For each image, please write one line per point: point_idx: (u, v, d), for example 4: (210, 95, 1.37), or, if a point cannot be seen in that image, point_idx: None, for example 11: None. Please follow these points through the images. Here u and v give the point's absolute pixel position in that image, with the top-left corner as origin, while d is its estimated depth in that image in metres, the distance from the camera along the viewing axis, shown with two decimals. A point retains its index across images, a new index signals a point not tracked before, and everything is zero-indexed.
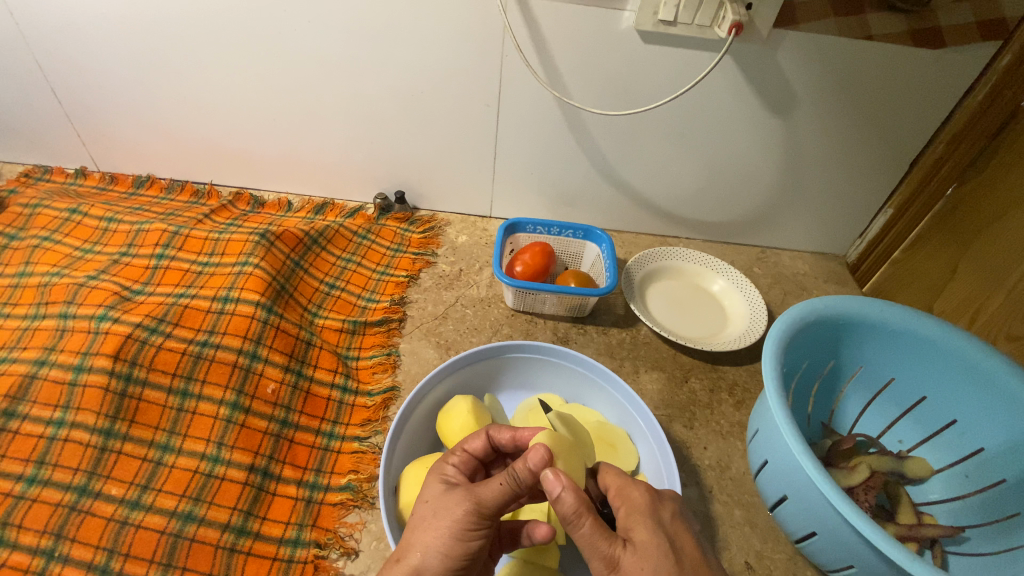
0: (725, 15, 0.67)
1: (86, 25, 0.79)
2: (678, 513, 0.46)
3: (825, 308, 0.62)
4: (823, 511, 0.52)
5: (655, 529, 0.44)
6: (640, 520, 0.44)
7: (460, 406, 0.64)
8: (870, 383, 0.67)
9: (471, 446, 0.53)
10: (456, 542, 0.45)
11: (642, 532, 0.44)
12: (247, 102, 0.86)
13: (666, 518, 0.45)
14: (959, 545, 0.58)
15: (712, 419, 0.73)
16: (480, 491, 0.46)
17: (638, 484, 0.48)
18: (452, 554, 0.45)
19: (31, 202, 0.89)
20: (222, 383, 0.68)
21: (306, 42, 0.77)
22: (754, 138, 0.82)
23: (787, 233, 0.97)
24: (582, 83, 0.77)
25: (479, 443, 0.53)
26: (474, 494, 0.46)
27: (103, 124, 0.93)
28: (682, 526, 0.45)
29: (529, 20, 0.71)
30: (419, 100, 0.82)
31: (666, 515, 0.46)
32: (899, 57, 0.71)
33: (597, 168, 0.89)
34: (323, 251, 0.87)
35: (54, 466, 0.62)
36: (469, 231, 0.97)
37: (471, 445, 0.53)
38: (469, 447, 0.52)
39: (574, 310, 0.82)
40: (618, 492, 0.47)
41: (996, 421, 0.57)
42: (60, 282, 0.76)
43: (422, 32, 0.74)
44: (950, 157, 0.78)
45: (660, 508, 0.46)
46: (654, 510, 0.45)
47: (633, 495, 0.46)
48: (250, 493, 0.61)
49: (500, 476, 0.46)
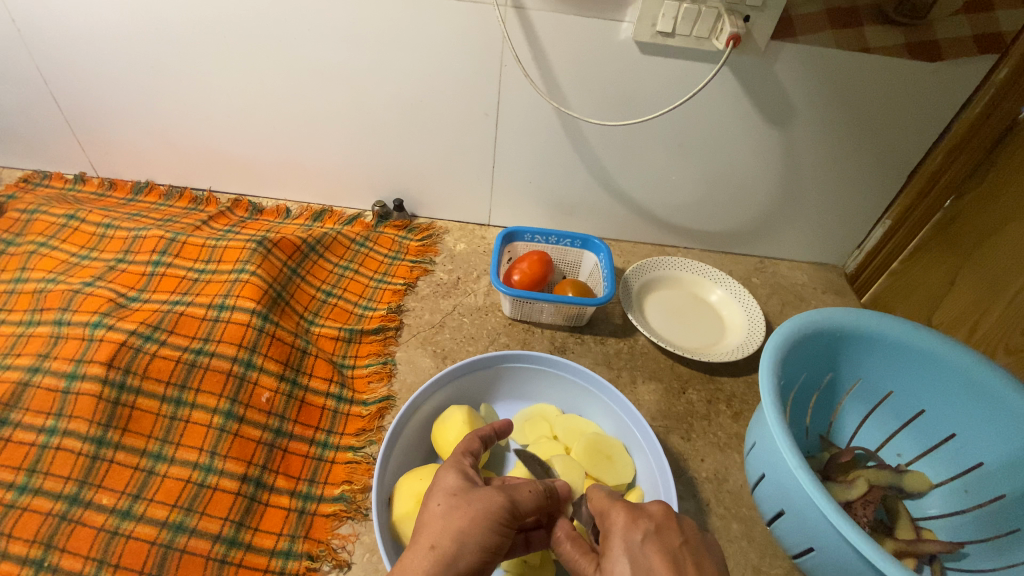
0: (723, 26, 0.67)
1: (87, 32, 0.79)
2: (654, 530, 0.43)
3: (823, 320, 0.61)
4: (821, 528, 0.52)
5: (624, 550, 0.42)
6: (614, 542, 0.43)
7: (444, 423, 0.64)
8: (869, 396, 0.66)
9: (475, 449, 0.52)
10: (491, 532, 0.43)
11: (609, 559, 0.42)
12: (246, 109, 0.86)
13: (639, 538, 0.42)
14: (959, 560, 0.57)
15: (709, 431, 0.73)
16: (516, 493, 0.46)
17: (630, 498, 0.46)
18: (471, 552, 0.42)
19: (29, 208, 0.89)
20: (216, 391, 0.67)
21: (307, 50, 0.78)
22: (752, 148, 0.82)
23: (786, 244, 0.97)
24: (581, 94, 0.78)
25: (480, 445, 0.53)
26: (510, 494, 0.46)
27: (103, 130, 0.93)
28: (655, 546, 0.41)
29: (528, 30, 0.71)
30: (419, 109, 0.83)
31: (638, 537, 0.42)
32: (896, 70, 0.71)
33: (596, 178, 0.89)
34: (321, 258, 0.87)
35: (45, 474, 0.61)
36: (467, 240, 0.97)
37: (475, 445, 0.52)
38: (473, 449, 0.52)
39: (571, 319, 0.81)
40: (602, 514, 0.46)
41: (995, 437, 0.57)
42: (56, 288, 0.76)
43: (421, 41, 0.75)
44: (948, 169, 0.78)
45: (632, 528, 0.43)
46: (625, 531, 0.43)
47: (614, 514, 0.45)
48: (242, 503, 0.61)
49: (532, 486, 0.48)
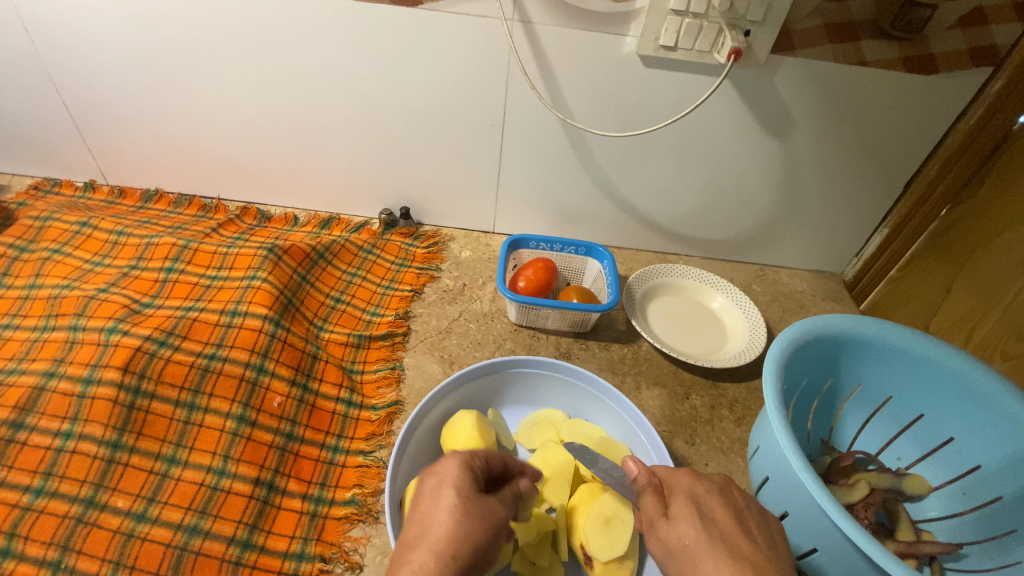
0: (725, 41, 0.69)
1: (102, 42, 0.81)
2: (718, 490, 0.50)
3: (824, 326, 0.63)
4: (825, 529, 0.53)
5: (691, 502, 0.48)
6: (678, 496, 0.49)
7: (451, 429, 0.65)
8: (869, 401, 0.68)
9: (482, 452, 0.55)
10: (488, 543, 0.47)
11: (678, 507, 0.48)
12: (257, 118, 0.88)
13: (702, 491, 0.49)
14: (958, 562, 0.58)
15: (713, 436, 0.74)
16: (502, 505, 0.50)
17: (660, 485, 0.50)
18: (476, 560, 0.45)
19: (41, 215, 0.90)
20: (229, 396, 0.68)
21: (317, 61, 0.79)
22: (753, 158, 0.84)
23: (786, 251, 0.99)
24: (586, 105, 0.80)
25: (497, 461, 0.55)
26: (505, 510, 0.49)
27: (114, 139, 0.94)
28: (719, 500, 0.49)
29: (534, 43, 0.73)
30: (426, 119, 0.84)
31: (703, 491, 0.49)
32: (892, 83, 0.73)
33: (600, 187, 0.91)
34: (329, 265, 0.88)
35: (61, 477, 0.62)
36: (472, 247, 0.98)
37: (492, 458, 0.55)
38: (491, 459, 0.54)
39: (576, 325, 0.83)
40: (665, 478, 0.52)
41: (992, 440, 0.58)
42: (71, 294, 0.77)
43: (429, 52, 0.76)
44: (944, 179, 0.80)
45: (696, 484, 0.50)
46: (689, 487, 0.50)
47: (678, 477, 0.51)
48: (255, 506, 0.62)
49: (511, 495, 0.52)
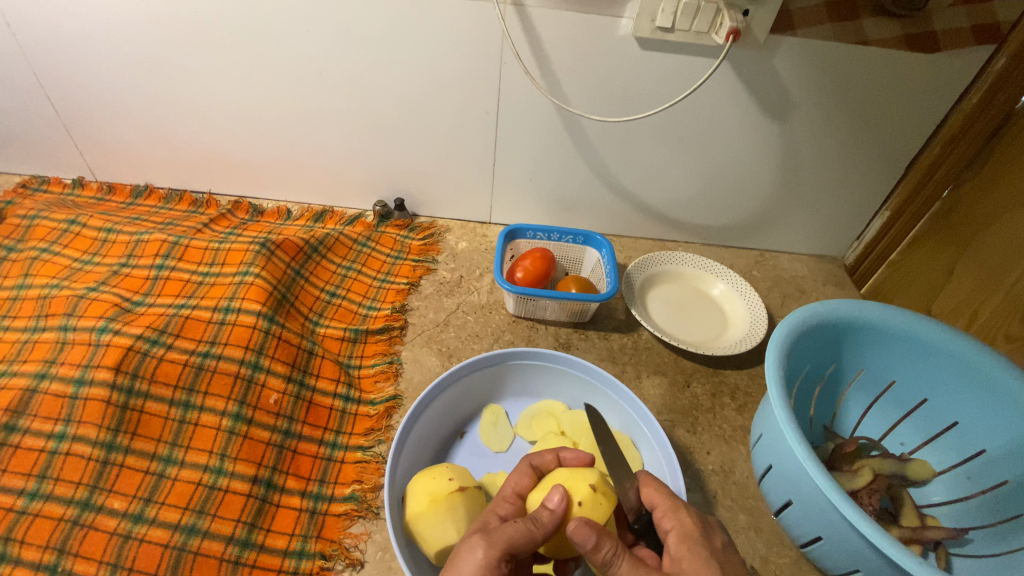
0: (723, 21, 0.67)
1: (83, 34, 0.79)
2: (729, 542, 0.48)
3: (828, 313, 0.62)
4: (829, 517, 0.52)
5: (712, 556, 0.45)
6: (695, 545, 0.45)
7: (580, 493, 0.50)
8: (872, 386, 0.67)
9: (520, 486, 0.54)
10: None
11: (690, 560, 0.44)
12: (245, 109, 0.86)
13: (718, 544, 0.47)
14: (962, 546, 0.58)
15: (714, 424, 0.73)
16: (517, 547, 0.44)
17: (688, 510, 0.48)
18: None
19: (29, 214, 0.88)
20: (224, 394, 0.67)
21: (305, 50, 0.77)
22: (752, 142, 0.83)
23: (786, 236, 0.97)
24: (581, 91, 0.78)
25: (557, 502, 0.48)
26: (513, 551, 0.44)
27: (102, 134, 0.93)
28: (734, 555, 0.47)
29: (527, 26, 0.71)
30: (419, 106, 0.83)
31: (718, 543, 0.47)
32: (894, 61, 0.72)
33: (597, 174, 0.89)
34: (323, 259, 0.87)
35: (56, 480, 0.61)
36: (469, 238, 0.97)
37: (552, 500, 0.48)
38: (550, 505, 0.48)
39: (575, 315, 0.82)
40: (668, 514, 0.48)
41: (997, 424, 0.57)
42: (60, 294, 0.76)
43: (420, 36, 0.74)
44: (946, 160, 0.78)
45: (711, 536, 0.47)
46: (705, 538, 0.46)
47: (685, 515, 0.48)
48: (253, 505, 0.61)
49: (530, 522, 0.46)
